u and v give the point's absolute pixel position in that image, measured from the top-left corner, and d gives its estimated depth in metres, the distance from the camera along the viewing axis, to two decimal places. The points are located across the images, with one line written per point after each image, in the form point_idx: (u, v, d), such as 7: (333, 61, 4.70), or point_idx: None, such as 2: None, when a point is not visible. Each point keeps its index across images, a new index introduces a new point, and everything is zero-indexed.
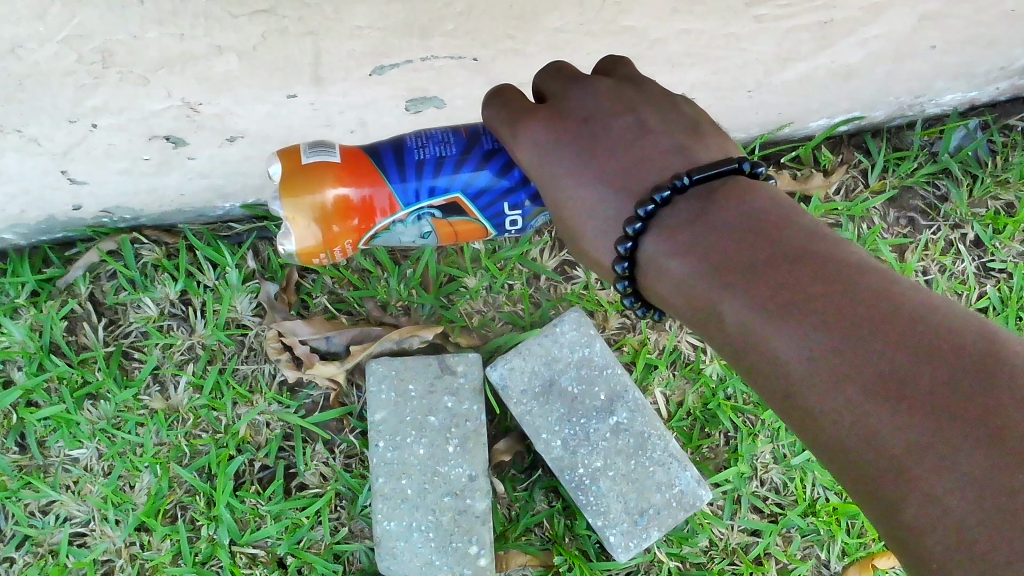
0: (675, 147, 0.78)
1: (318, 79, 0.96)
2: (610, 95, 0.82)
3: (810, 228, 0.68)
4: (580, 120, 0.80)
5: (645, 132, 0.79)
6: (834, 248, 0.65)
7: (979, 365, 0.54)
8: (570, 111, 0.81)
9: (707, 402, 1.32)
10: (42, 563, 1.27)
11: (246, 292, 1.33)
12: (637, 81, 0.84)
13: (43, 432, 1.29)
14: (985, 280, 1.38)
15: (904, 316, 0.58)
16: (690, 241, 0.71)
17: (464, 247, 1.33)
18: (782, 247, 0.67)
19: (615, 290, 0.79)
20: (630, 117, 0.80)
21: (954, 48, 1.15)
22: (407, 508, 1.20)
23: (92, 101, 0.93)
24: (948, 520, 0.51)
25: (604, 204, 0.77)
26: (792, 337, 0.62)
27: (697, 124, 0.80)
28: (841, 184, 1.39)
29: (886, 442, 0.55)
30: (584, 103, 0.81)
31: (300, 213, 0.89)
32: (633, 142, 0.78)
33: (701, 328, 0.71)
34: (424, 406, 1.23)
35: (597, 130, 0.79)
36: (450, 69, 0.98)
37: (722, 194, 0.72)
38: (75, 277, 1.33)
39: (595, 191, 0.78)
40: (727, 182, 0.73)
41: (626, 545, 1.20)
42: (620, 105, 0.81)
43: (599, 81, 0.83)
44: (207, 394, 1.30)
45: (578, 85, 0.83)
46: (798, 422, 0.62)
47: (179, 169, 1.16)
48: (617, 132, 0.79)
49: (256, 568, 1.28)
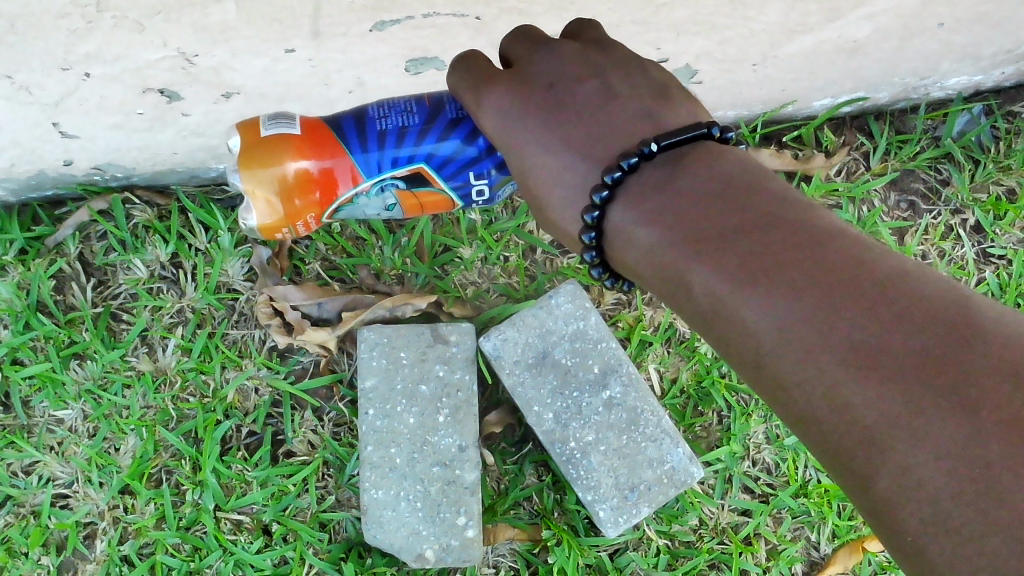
0: (642, 111, 0.76)
1: (316, 33, 0.94)
2: (577, 59, 0.80)
3: (781, 195, 0.67)
4: (545, 86, 0.79)
5: (613, 98, 0.77)
6: (804, 215, 0.64)
7: (950, 332, 0.53)
8: (536, 78, 0.79)
9: (702, 380, 1.30)
10: (23, 524, 1.25)
11: (238, 256, 1.31)
12: (605, 44, 0.82)
13: (28, 391, 1.28)
14: (984, 266, 1.37)
15: (873, 284, 0.57)
16: (659, 209, 0.70)
17: (460, 217, 1.32)
18: (752, 215, 0.65)
19: (582, 261, 0.77)
20: (597, 82, 0.78)
21: (962, 27, 1.13)
22: (395, 476, 1.19)
23: (84, 48, 0.91)
24: (920, 494, 0.50)
25: (570, 170, 0.76)
26: (761, 305, 0.61)
27: (666, 88, 0.79)
28: (842, 165, 1.37)
29: (855, 413, 0.54)
30: (550, 68, 0.80)
31: (259, 185, 0.89)
32: (600, 107, 0.77)
33: (669, 298, 0.70)
34: (415, 374, 1.21)
35: (561, 96, 0.78)
36: (452, 27, 0.96)
37: (690, 160, 0.71)
38: (64, 237, 1.31)
39: (561, 158, 0.77)
40: (695, 149, 0.72)
41: (615, 520, 1.19)
42: (587, 70, 0.79)
43: (566, 44, 0.81)
44: (196, 358, 1.28)
45: (544, 48, 0.81)
46: (766, 393, 0.61)
47: (174, 125, 1.14)
48: (583, 97, 0.78)
49: (241, 534, 1.26)
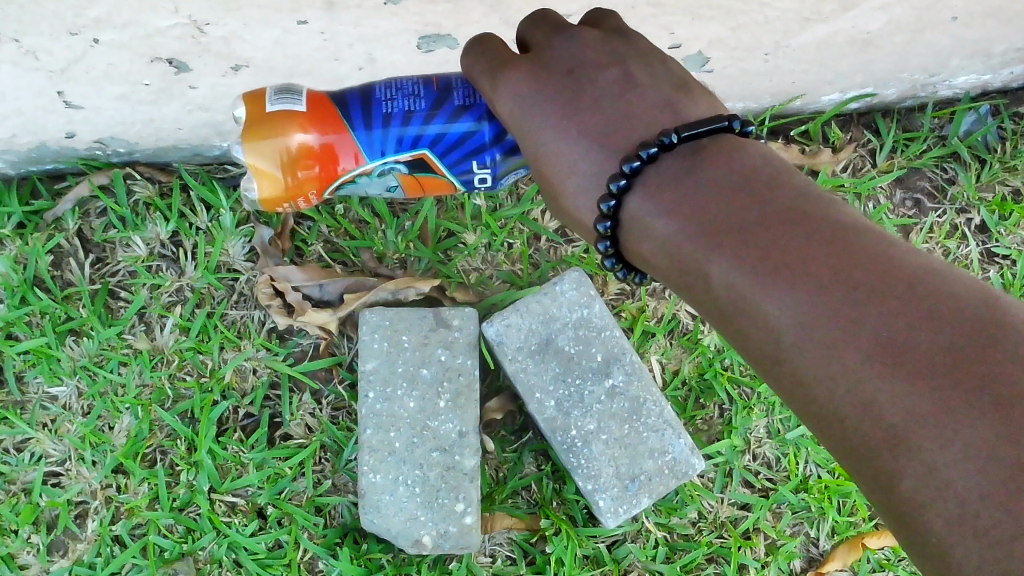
0: (662, 103, 0.76)
1: (330, 5, 0.93)
2: (597, 46, 0.79)
3: (803, 187, 0.67)
4: (565, 73, 0.78)
5: (632, 88, 0.77)
6: (827, 208, 0.64)
7: (984, 332, 0.53)
8: (553, 63, 0.78)
9: (704, 372, 1.30)
10: (13, 501, 1.24)
11: (239, 236, 1.29)
12: (625, 33, 0.81)
13: (22, 366, 1.26)
14: (988, 266, 1.37)
15: (900, 281, 0.57)
16: (678, 200, 0.69)
17: (464, 202, 1.31)
18: (773, 206, 0.65)
19: (597, 251, 0.77)
20: (618, 71, 0.78)
21: (975, 22, 1.13)
22: (393, 461, 1.18)
23: (94, 12, 0.90)
24: (947, 493, 0.50)
25: (586, 160, 0.76)
26: (782, 298, 0.60)
27: (686, 81, 0.78)
28: (849, 162, 1.37)
29: (882, 411, 0.54)
30: (569, 53, 0.79)
31: (260, 160, 0.89)
32: (620, 96, 0.76)
33: (686, 291, 0.70)
34: (416, 358, 1.20)
35: (580, 83, 0.77)
36: (467, 3, 0.95)
37: (710, 152, 0.70)
38: (64, 211, 1.30)
39: (578, 147, 0.76)
40: (715, 142, 0.71)
41: (615, 511, 1.18)
42: (607, 58, 0.79)
43: (585, 31, 0.80)
44: (194, 337, 1.27)
45: (564, 34, 0.80)
46: (786, 387, 0.61)
47: (180, 98, 1.12)
48: (604, 85, 0.77)
49: (235, 517, 1.25)
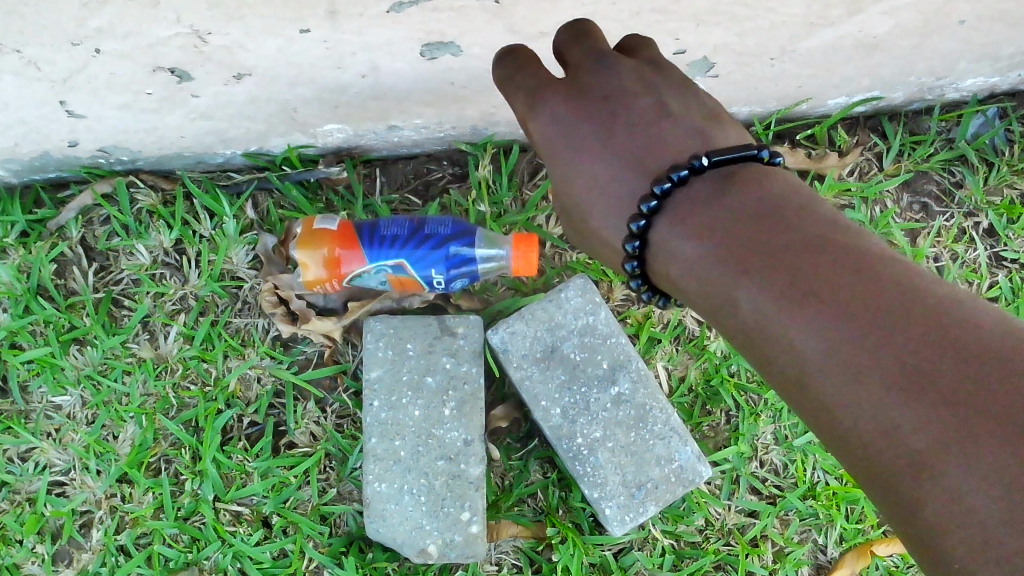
0: (692, 129, 0.86)
1: (332, 14, 0.92)
2: (634, 77, 0.89)
3: (833, 221, 0.67)
4: (602, 98, 0.88)
5: (665, 116, 0.87)
6: (856, 240, 0.64)
7: (1004, 356, 0.52)
8: (592, 91, 0.88)
9: (710, 378, 1.29)
10: (18, 511, 1.24)
11: (243, 244, 1.29)
12: (658, 64, 0.91)
13: (26, 376, 1.26)
14: (997, 270, 1.36)
15: (924, 309, 0.56)
16: (709, 229, 0.73)
17: (469, 209, 1.31)
18: (800, 237, 0.66)
19: (624, 272, 0.82)
20: (650, 99, 0.87)
21: (983, 25, 1.12)
22: (398, 470, 1.17)
23: (96, 22, 0.89)
24: (972, 520, 0.48)
25: (620, 179, 0.85)
26: (808, 327, 0.61)
27: (710, 112, 0.89)
28: (855, 165, 1.36)
29: (904, 436, 0.53)
30: (606, 82, 0.88)
31: None
32: (653, 124, 0.86)
33: (720, 323, 0.71)
34: (421, 367, 1.19)
35: (617, 107, 0.87)
36: (471, 11, 0.94)
37: (738, 180, 0.75)
38: (67, 220, 1.30)
39: (609, 166, 0.86)
40: (746, 168, 0.76)
41: (622, 519, 1.18)
42: (641, 87, 0.88)
43: (625, 62, 0.89)
44: (198, 346, 1.26)
45: (605, 60, 0.88)
46: (815, 420, 0.60)
47: (183, 106, 1.12)
48: (638, 113, 0.87)
49: (240, 526, 1.24)
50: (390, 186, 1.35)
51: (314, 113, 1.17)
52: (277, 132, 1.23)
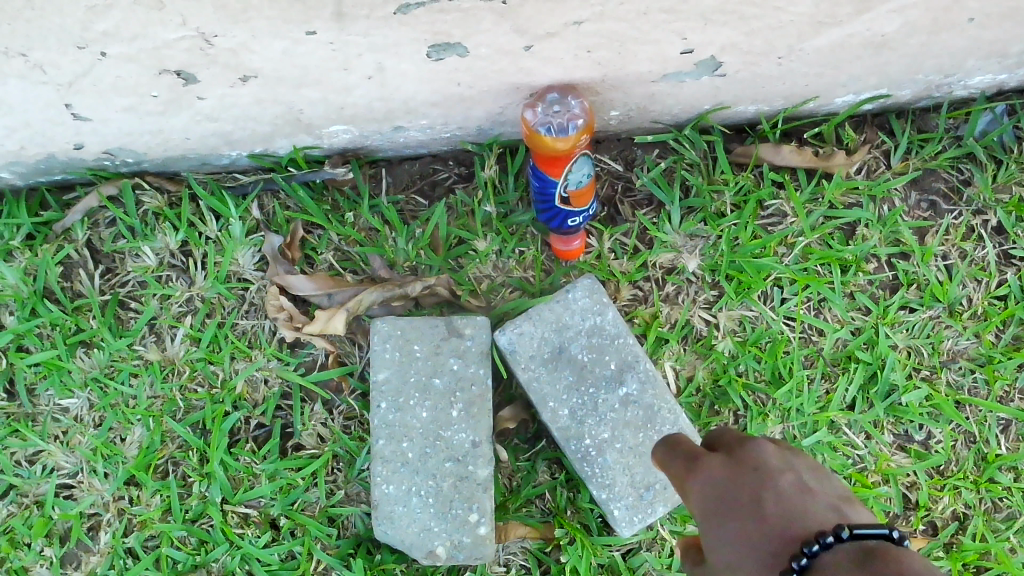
0: (833, 507, 0.66)
1: (338, 16, 0.91)
2: (780, 456, 0.72)
3: (889, 542, 0.59)
4: (750, 468, 0.70)
5: (812, 492, 0.68)
6: (903, 550, 0.57)
7: None
8: (744, 462, 0.71)
9: (718, 378, 1.28)
10: (26, 514, 1.24)
11: (249, 246, 1.29)
12: (796, 449, 0.74)
13: (33, 379, 1.26)
14: (1006, 267, 1.34)
15: None
16: (762, 537, 0.65)
17: (474, 209, 1.31)
18: (845, 546, 0.59)
19: None
20: (774, 446, 0.73)
21: (992, 22, 1.11)
22: (406, 472, 1.17)
23: (101, 26, 0.89)
24: None
25: (739, 537, 0.66)
26: None
27: (851, 498, 0.69)
28: (863, 163, 1.35)
29: None
30: (758, 457, 0.71)
31: None
32: (800, 493, 0.67)
33: None
34: (428, 368, 1.19)
35: (766, 477, 0.69)
36: (477, 12, 0.93)
37: (877, 557, 0.57)
38: (72, 223, 1.29)
39: (702, 510, 0.70)
40: (879, 548, 0.59)
41: (630, 520, 1.18)
42: (784, 464, 0.71)
43: (768, 440, 0.74)
44: (205, 347, 1.26)
45: (750, 444, 0.73)
46: None
47: (189, 108, 1.11)
48: (784, 491, 0.67)
49: (248, 528, 1.24)
50: (396, 186, 1.34)
51: (319, 114, 1.17)
52: (282, 134, 1.22)
